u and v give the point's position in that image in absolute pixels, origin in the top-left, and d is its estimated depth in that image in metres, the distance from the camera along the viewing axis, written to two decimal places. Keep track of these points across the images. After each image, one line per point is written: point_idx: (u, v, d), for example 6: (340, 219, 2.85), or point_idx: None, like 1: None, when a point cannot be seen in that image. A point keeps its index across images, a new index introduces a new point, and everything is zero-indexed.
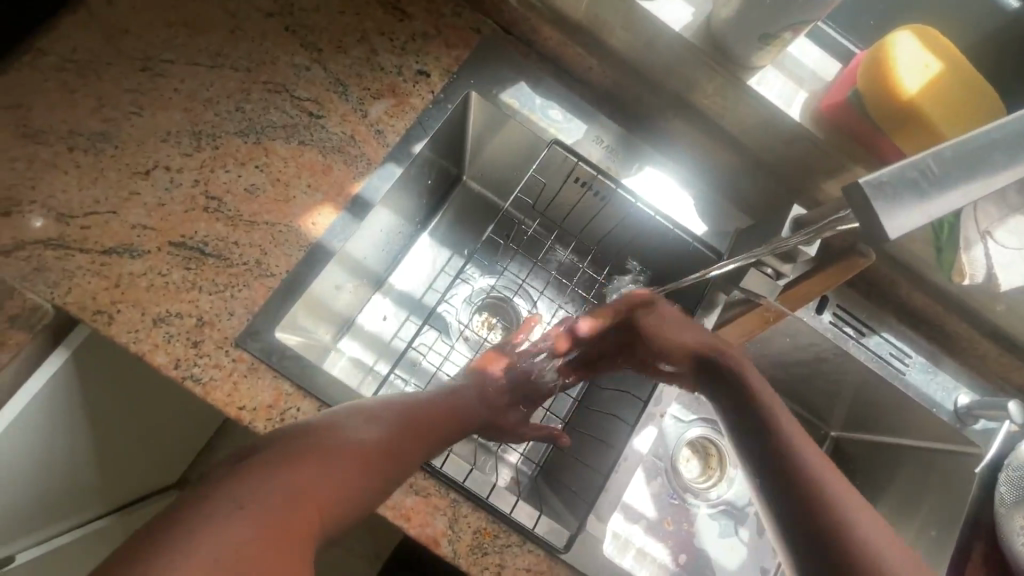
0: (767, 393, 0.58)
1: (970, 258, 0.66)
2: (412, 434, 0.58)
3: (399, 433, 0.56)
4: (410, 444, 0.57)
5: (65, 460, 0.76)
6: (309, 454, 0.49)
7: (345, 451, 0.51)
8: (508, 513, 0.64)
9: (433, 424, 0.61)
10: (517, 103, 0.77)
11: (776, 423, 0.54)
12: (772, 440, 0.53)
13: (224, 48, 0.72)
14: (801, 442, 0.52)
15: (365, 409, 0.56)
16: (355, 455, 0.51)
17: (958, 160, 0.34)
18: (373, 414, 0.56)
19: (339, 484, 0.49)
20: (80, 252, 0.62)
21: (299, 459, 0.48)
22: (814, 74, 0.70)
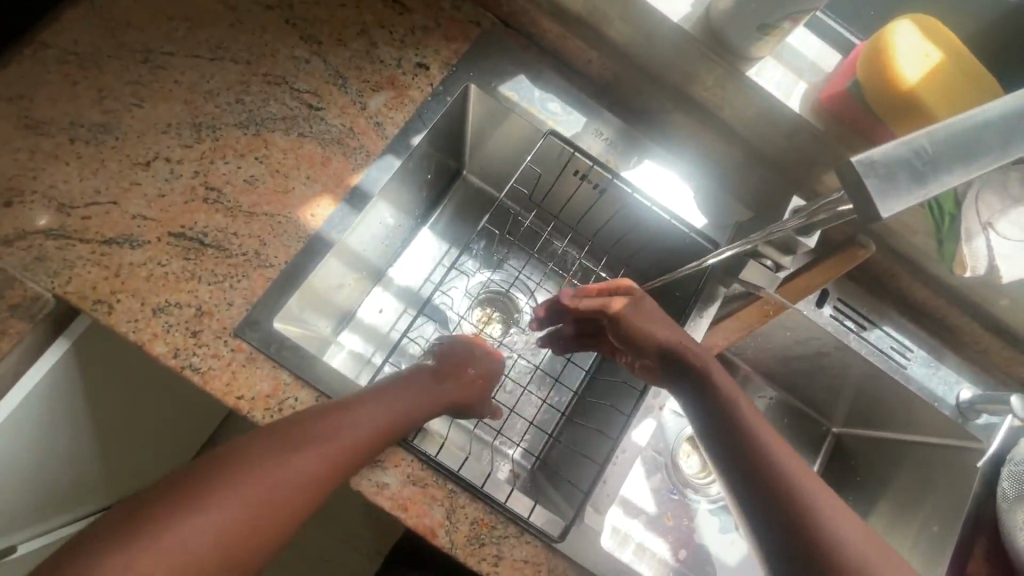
0: (731, 390, 0.59)
1: (972, 250, 0.65)
2: (313, 460, 0.50)
3: (292, 459, 0.49)
4: (310, 472, 0.49)
5: (67, 452, 0.77)
6: (167, 510, 0.43)
7: (219, 496, 0.45)
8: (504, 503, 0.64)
9: (346, 440, 0.52)
10: (516, 96, 0.77)
11: (747, 425, 0.55)
12: (746, 443, 0.54)
13: (225, 41, 0.73)
14: (772, 441, 0.54)
15: (256, 435, 0.50)
16: (230, 498, 0.45)
17: (952, 141, 0.33)
18: (266, 438, 0.49)
19: (207, 540, 0.43)
20: (81, 242, 0.62)
21: (159, 518, 0.42)
22: (815, 65, 0.70)
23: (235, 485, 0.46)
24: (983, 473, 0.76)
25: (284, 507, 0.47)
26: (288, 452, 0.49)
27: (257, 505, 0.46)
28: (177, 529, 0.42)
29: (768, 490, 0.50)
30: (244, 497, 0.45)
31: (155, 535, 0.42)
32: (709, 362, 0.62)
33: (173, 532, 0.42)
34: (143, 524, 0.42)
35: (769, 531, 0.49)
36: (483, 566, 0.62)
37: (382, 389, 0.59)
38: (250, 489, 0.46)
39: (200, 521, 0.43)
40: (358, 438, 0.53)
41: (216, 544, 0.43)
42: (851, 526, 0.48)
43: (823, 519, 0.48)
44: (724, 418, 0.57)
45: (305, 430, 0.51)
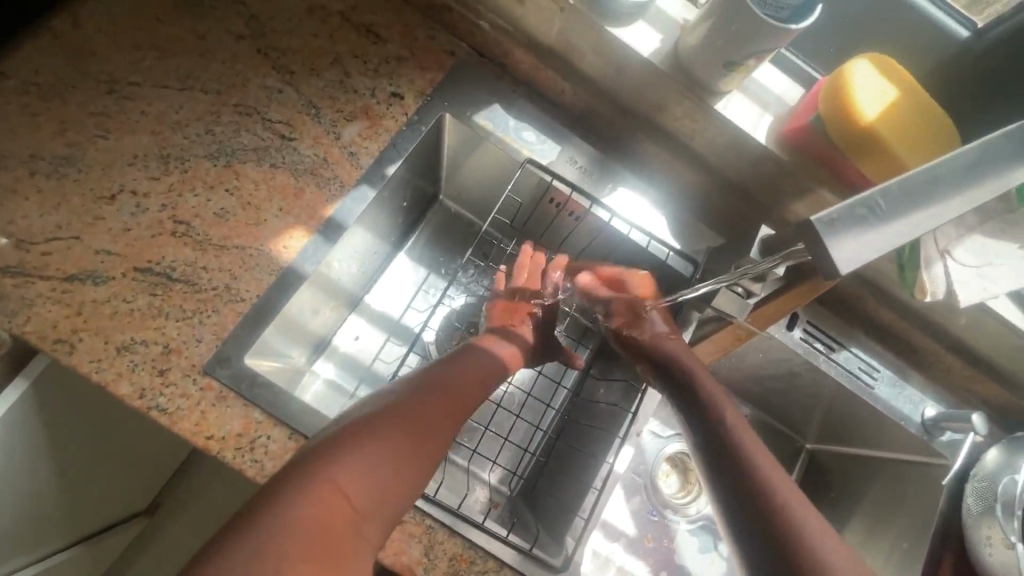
0: (720, 400, 0.61)
1: (931, 276, 0.67)
2: (434, 401, 0.56)
3: (420, 403, 0.54)
4: (436, 410, 0.55)
5: (24, 492, 0.73)
6: (334, 448, 0.47)
7: (373, 433, 0.49)
8: (479, 532, 0.64)
9: (454, 389, 0.58)
10: (492, 125, 0.77)
11: (731, 432, 0.57)
12: (730, 448, 0.56)
13: (194, 70, 0.71)
14: (760, 456, 0.54)
15: (379, 393, 0.55)
16: (389, 433, 0.50)
17: (902, 194, 0.36)
18: (389, 394, 0.55)
19: (373, 467, 0.48)
20: (41, 279, 0.60)
21: (326, 453, 0.47)
22: (780, 99, 0.72)
23: (381, 420, 0.51)
24: (948, 489, 0.78)
25: (428, 437, 0.52)
26: (413, 397, 0.55)
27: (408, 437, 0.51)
28: (345, 462, 0.47)
29: (750, 497, 0.51)
30: (396, 430, 0.51)
31: (326, 467, 0.46)
32: (705, 379, 0.64)
33: (344, 464, 0.46)
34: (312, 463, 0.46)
35: (749, 535, 0.49)
36: None
37: (466, 355, 0.65)
38: (398, 423, 0.51)
39: (363, 453, 0.48)
40: (460, 398, 0.58)
41: (381, 473, 0.48)
42: (833, 542, 0.47)
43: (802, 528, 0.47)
44: (713, 432, 0.58)
45: (419, 384, 0.57)
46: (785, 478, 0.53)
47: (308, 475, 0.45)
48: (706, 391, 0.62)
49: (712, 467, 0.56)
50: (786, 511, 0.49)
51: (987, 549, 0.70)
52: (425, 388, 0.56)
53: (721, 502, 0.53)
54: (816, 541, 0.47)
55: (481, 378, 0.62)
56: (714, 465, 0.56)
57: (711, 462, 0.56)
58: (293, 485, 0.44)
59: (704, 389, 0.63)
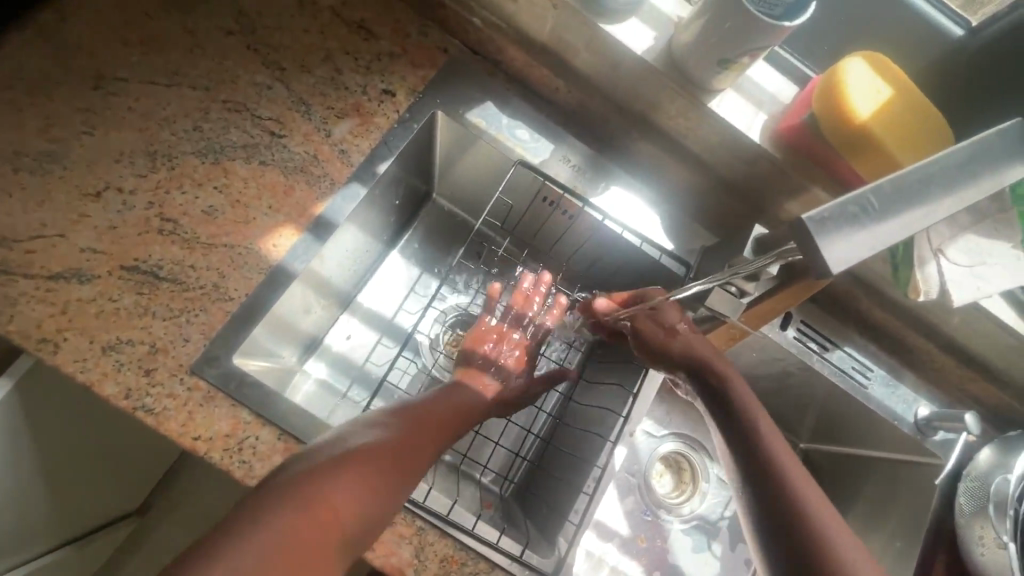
0: (750, 403, 0.60)
1: (924, 275, 0.66)
2: (418, 432, 0.57)
3: (404, 434, 0.56)
4: (420, 441, 0.56)
5: (8, 494, 0.72)
6: (322, 469, 0.48)
7: (360, 459, 0.50)
8: (470, 532, 0.63)
9: (436, 421, 0.60)
10: (485, 123, 0.77)
11: (763, 438, 0.56)
12: (761, 455, 0.55)
13: (182, 66, 0.70)
14: (787, 460, 0.54)
15: (364, 418, 0.56)
16: (370, 460, 0.51)
17: (894, 192, 0.35)
18: (374, 422, 0.56)
19: (359, 492, 0.48)
20: (25, 277, 0.59)
21: (315, 473, 0.47)
22: (774, 97, 0.72)
23: (369, 447, 0.52)
24: (941, 489, 0.78)
25: (410, 466, 0.54)
26: (398, 428, 0.56)
27: (392, 466, 0.52)
28: (334, 484, 0.47)
29: (779, 503, 0.51)
30: (382, 458, 0.52)
31: (315, 487, 0.46)
32: (734, 379, 0.63)
33: (332, 486, 0.47)
34: (300, 482, 0.46)
35: (772, 538, 0.50)
36: None
37: (449, 386, 0.66)
38: (384, 451, 0.52)
39: (352, 476, 0.49)
40: (437, 427, 0.59)
41: (365, 498, 0.49)
42: (856, 548, 0.47)
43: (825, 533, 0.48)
44: (742, 433, 0.57)
45: (404, 414, 0.58)
46: (810, 481, 0.53)
47: (297, 492, 0.45)
48: (736, 392, 0.61)
49: (739, 469, 0.56)
50: (811, 515, 0.49)
51: (978, 547, 0.70)
52: (410, 418, 0.58)
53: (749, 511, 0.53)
54: (838, 546, 0.47)
55: (463, 409, 0.64)
56: (742, 468, 0.55)
57: (739, 464, 0.56)
58: (281, 501, 0.44)
59: (736, 391, 0.61)
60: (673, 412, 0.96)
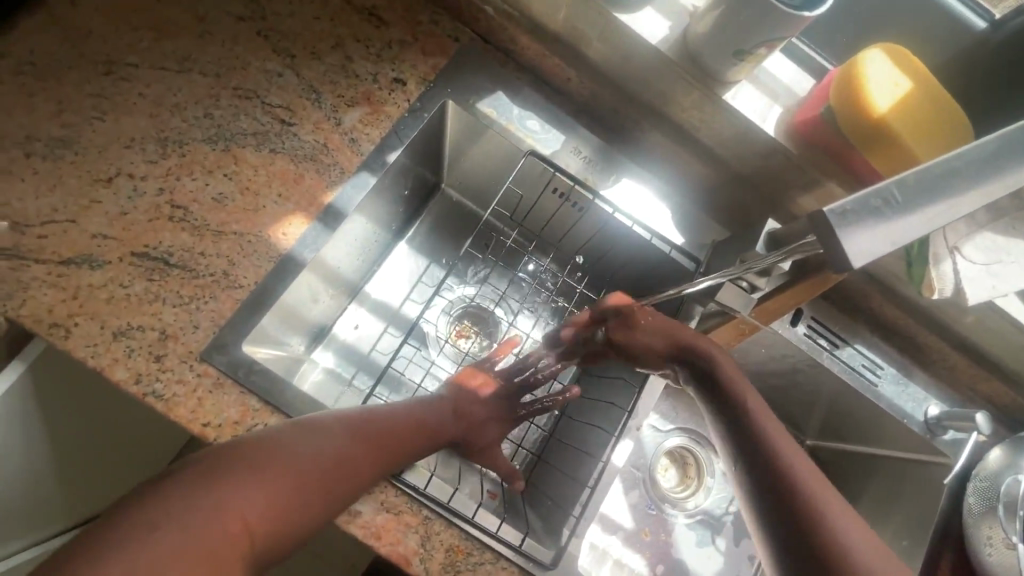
0: (743, 389, 0.60)
1: (939, 273, 0.65)
2: (362, 450, 0.54)
3: (349, 447, 0.53)
4: (361, 460, 0.53)
5: (21, 475, 0.73)
6: (240, 470, 0.46)
7: (284, 465, 0.48)
8: (470, 518, 0.63)
9: (387, 441, 0.57)
10: (496, 113, 0.76)
11: (757, 422, 0.56)
12: (757, 437, 0.55)
13: (193, 53, 0.70)
14: (788, 451, 0.53)
15: (315, 420, 0.53)
16: (299, 470, 0.49)
17: (921, 188, 0.34)
18: (321, 426, 0.53)
19: (271, 503, 0.46)
20: (36, 262, 0.59)
21: (234, 473, 0.45)
22: (789, 89, 0.71)
23: (300, 456, 0.49)
24: (950, 489, 0.77)
25: (339, 488, 0.51)
26: (343, 440, 0.53)
27: (319, 482, 0.50)
28: (249, 489, 0.45)
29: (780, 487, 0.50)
30: (310, 473, 0.49)
31: (227, 489, 0.44)
32: (726, 364, 0.63)
33: (245, 491, 0.45)
34: (214, 478, 0.44)
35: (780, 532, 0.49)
36: None
37: (411, 402, 0.63)
38: (315, 465, 0.50)
39: (267, 484, 0.46)
40: (391, 445, 0.57)
41: (279, 512, 0.46)
42: (863, 535, 0.47)
43: (836, 523, 0.47)
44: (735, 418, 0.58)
45: (356, 424, 0.55)
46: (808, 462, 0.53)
47: (207, 489, 0.43)
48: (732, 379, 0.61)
49: (740, 464, 0.55)
50: (819, 504, 0.48)
51: (986, 548, 0.70)
52: (360, 430, 0.55)
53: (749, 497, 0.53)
54: (850, 535, 0.47)
55: (422, 429, 0.61)
56: (741, 456, 0.55)
57: (738, 457, 0.55)
58: (189, 498, 0.42)
59: (727, 375, 0.61)
60: (679, 408, 0.95)
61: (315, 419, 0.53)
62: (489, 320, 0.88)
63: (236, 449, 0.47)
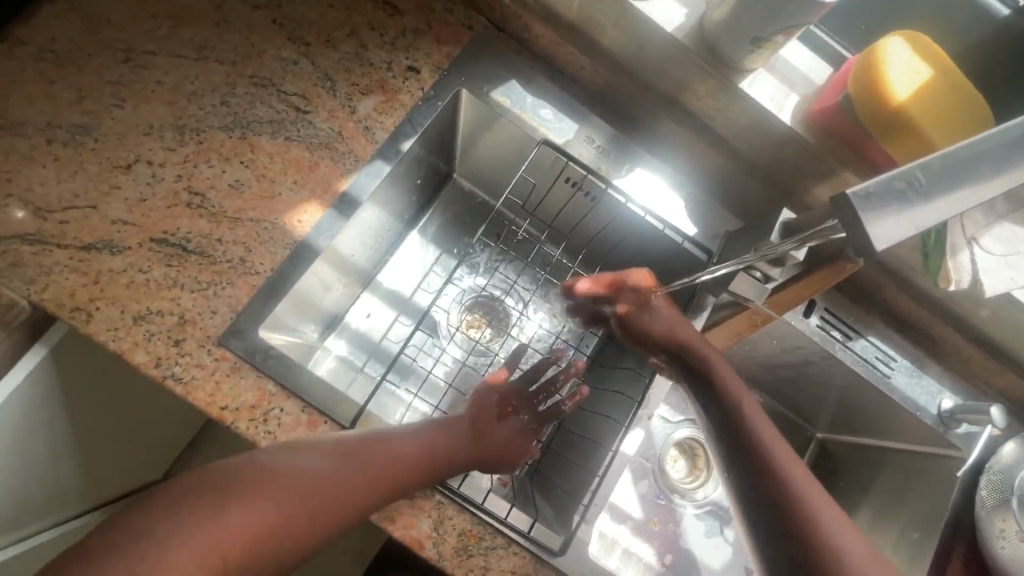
0: (738, 394, 0.60)
1: (957, 264, 0.65)
2: (357, 479, 0.54)
3: (339, 470, 0.53)
4: (354, 490, 0.53)
5: (44, 457, 0.75)
6: (224, 492, 0.47)
7: (269, 490, 0.49)
8: (479, 502, 0.64)
9: (384, 464, 0.56)
10: (509, 102, 0.76)
11: (748, 423, 0.56)
12: (749, 440, 0.54)
13: (210, 40, 0.71)
14: (787, 462, 0.52)
15: (308, 442, 0.54)
16: (283, 493, 0.49)
17: (945, 171, 0.34)
18: (319, 453, 0.53)
19: (255, 532, 0.47)
20: (58, 247, 0.60)
21: (221, 498, 0.47)
22: (806, 78, 0.70)
23: (290, 484, 0.50)
24: (962, 483, 0.77)
25: (328, 519, 0.51)
26: (338, 469, 0.53)
27: (306, 513, 0.50)
28: (235, 516, 0.46)
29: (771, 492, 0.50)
30: (298, 503, 0.49)
31: (213, 516, 0.45)
32: (723, 371, 0.62)
33: (230, 518, 0.46)
34: (202, 502, 0.46)
35: (772, 545, 0.48)
36: None
37: (422, 424, 0.62)
38: (303, 494, 0.50)
39: (252, 512, 0.47)
40: (388, 470, 0.56)
41: (263, 540, 0.47)
42: (854, 543, 0.46)
43: (831, 535, 0.46)
44: (727, 420, 0.57)
45: (354, 451, 0.55)
46: (800, 464, 0.52)
47: (194, 513, 0.45)
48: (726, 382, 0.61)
49: (733, 470, 0.54)
50: (817, 517, 0.47)
51: (1000, 542, 0.69)
52: (358, 458, 0.55)
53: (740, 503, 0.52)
54: (845, 548, 0.45)
55: (425, 454, 0.59)
56: (733, 460, 0.54)
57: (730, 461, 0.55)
58: (170, 521, 0.44)
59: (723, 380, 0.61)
60: (689, 400, 0.96)
61: (310, 442, 0.54)
62: (500, 309, 0.89)
63: (230, 473, 0.49)
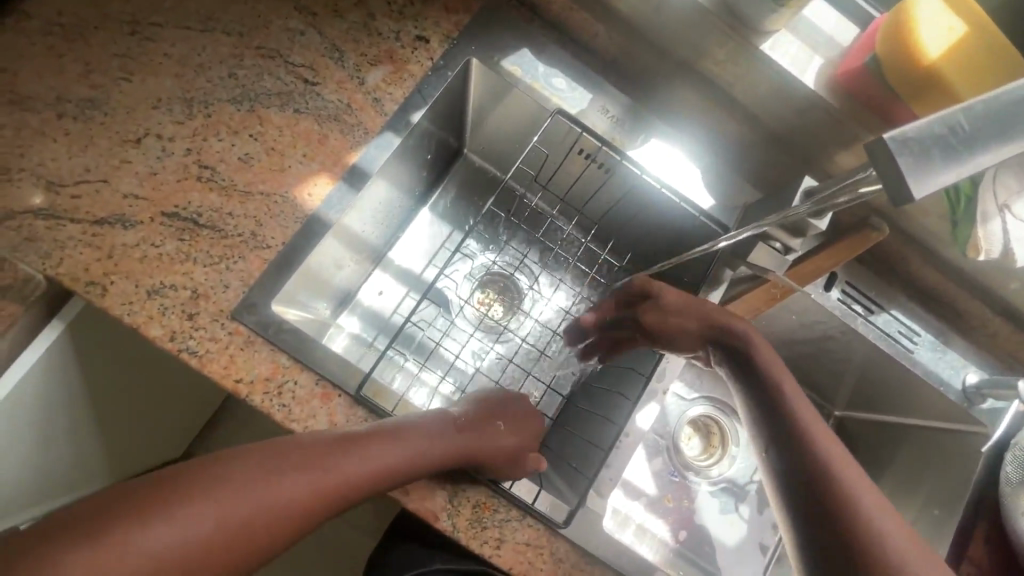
0: (776, 369, 0.58)
1: (987, 233, 0.63)
2: (304, 488, 0.50)
3: (294, 475, 0.50)
4: (304, 496, 0.50)
5: (65, 433, 0.76)
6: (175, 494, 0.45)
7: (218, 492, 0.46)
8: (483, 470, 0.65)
9: (343, 471, 0.53)
10: (520, 71, 0.74)
11: (785, 396, 0.55)
12: (783, 413, 0.54)
13: (216, 12, 0.70)
14: (820, 432, 0.52)
15: (269, 444, 0.51)
16: (232, 497, 0.47)
17: (990, 117, 0.32)
18: (272, 454, 0.50)
19: (188, 545, 0.44)
20: (72, 222, 0.60)
21: (170, 499, 0.44)
22: (831, 39, 0.67)
23: (231, 490, 0.47)
24: (987, 459, 0.75)
25: (270, 531, 0.48)
26: (283, 476, 0.49)
27: (246, 524, 0.46)
28: (169, 527, 0.43)
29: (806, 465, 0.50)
30: (238, 513, 0.46)
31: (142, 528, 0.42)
32: (761, 347, 0.60)
33: (162, 529, 0.43)
34: (134, 509, 0.43)
35: (798, 513, 0.48)
36: (486, 548, 0.62)
37: (396, 427, 0.59)
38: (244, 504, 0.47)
39: (187, 521, 0.44)
40: (348, 476, 0.53)
41: (197, 555, 0.44)
42: (890, 517, 0.46)
43: (863, 505, 0.46)
44: (764, 390, 0.57)
45: (314, 455, 0.52)
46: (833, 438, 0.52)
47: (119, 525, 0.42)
48: (760, 359, 0.59)
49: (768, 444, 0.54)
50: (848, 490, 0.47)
51: None
52: (307, 463, 0.51)
53: (774, 478, 0.52)
54: (878, 517, 0.46)
55: (392, 463, 0.56)
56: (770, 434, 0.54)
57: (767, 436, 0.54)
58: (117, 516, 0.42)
59: (759, 355, 0.60)
60: (705, 377, 0.94)
61: (272, 442, 0.52)
62: (510, 284, 0.88)
63: (161, 483, 0.45)
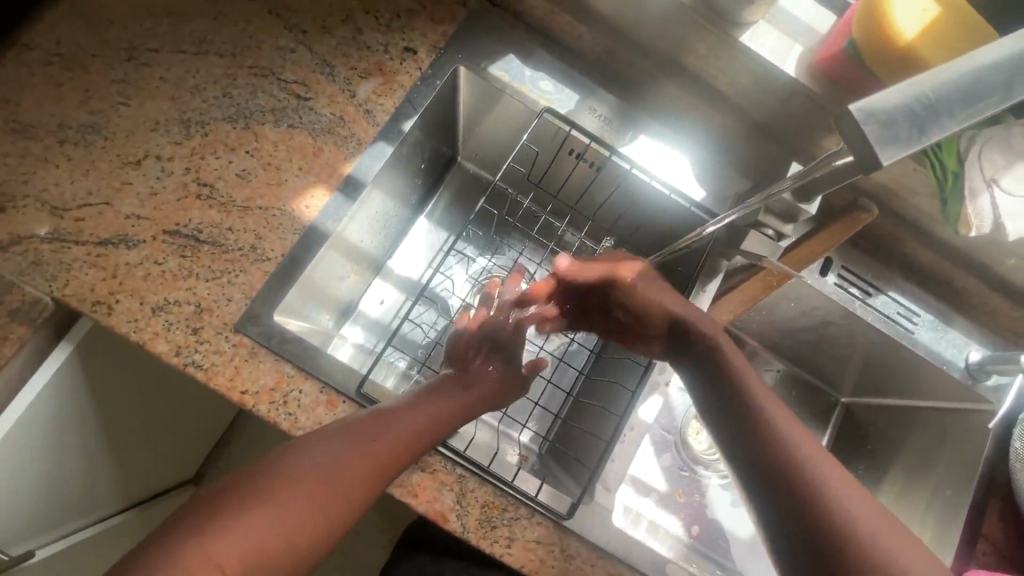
0: (731, 351, 0.61)
1: (976, 209, 0.63)
2: (342, 484, 0.51)
3: (324, 474, 0.51)
4: (341, 489, 0.51)
5: (76, 456, 0.77)
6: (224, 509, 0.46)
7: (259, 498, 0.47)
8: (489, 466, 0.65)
9: (367, 459, 0.53)
10: (507, 76, 0.76)
11: (737, 374, 0.58)
12: (734, 390, 0.56)
13: (208, 35, 0.72)
14: (779, 414, 0.53)
15: (291, 449, 0.52)
16: (274, 502, 0.48)
17: (953, 87, 0.33)
18: (297, 456, 0.51)
19: (250, 550, 0.45)
20: (76, 244, 0.62)
21: (221, 513, 0.46)
22: (809, 28, 0.68)
23: (275, 497, 0.48)
24: (994, 435, 0.75)
25: (331, 521, 0.50)
26: (315, 475, 0.50)
27: (296, 523, 0.48)
28: (240, 527, 0.46)
29: (755, 435, 0.52)
30: (286, 515, 0.48)
31: (214, 535, 0.44)
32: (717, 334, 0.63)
33: (219, 540, 0.44)
34: (192, 526, 0.45)
35: (760, 495, 0.49)
36: (497, 547, 0.62)
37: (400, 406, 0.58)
38: (299, 502, 0.49)
39: (240, 531, 0.45)
40: (376, 462, 0.53)
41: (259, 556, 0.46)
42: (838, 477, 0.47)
43: (808, 464, 0.48)
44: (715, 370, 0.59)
45: (336, 450, 0.52)
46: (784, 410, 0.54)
47: (191, 535, 0.44)
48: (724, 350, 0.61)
49: (721, 421, 0.55)
50: (795, 454, 0.49)
51: None
52: (334, 459, 0.51)
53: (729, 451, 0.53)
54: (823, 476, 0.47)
55: (411, 440, 0.56)
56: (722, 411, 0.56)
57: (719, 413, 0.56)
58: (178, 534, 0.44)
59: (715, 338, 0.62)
60: None
61: (292, 446, 0.52)
62: None
63: (211, 498, 0.47)
